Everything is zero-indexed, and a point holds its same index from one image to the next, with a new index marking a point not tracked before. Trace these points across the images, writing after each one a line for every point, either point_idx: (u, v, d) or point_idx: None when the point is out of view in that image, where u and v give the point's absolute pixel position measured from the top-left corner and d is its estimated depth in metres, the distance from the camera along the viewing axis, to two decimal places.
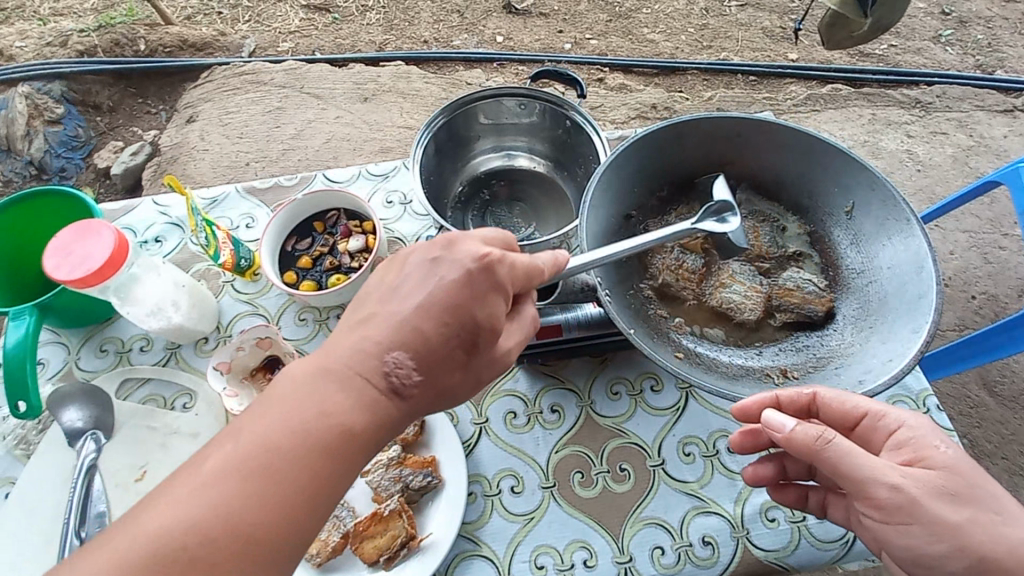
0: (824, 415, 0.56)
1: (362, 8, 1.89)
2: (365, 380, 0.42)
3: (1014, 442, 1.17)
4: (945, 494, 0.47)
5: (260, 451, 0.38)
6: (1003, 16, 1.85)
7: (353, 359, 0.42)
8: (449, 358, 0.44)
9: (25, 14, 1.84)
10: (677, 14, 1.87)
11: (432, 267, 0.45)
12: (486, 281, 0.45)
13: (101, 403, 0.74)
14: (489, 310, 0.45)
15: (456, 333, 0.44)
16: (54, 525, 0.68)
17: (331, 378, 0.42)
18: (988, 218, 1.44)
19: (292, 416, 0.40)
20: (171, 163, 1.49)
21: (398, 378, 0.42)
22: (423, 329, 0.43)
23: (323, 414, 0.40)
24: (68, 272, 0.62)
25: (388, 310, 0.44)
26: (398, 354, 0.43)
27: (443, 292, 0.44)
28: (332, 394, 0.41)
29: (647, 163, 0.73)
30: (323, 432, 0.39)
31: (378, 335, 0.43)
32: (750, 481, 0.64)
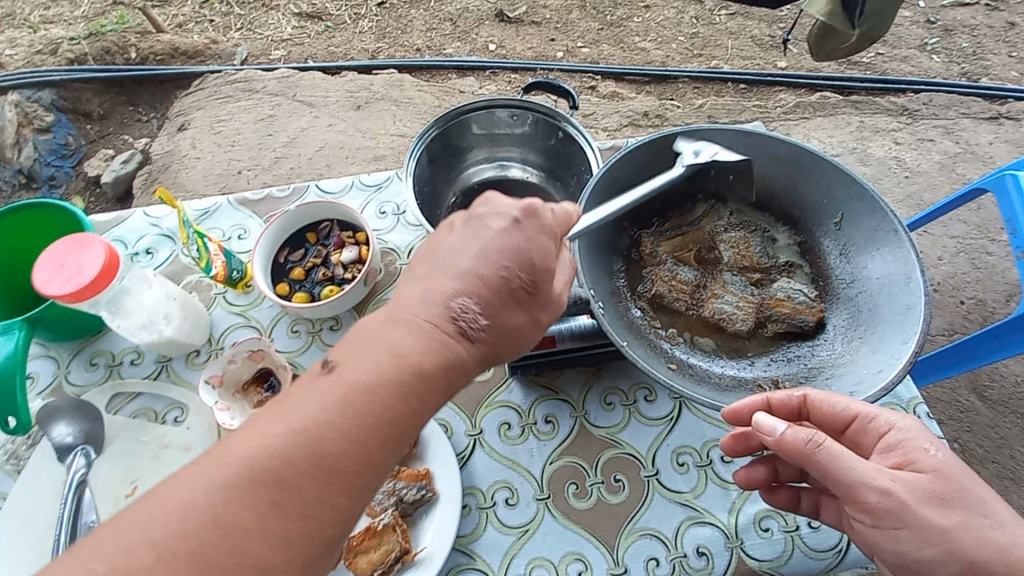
0: (815, 417, 0.56)
1: (354, 16, 1.89)
2: (434, 327, 0.42)
3: (1004, 446, 1.19)
4: (935, 498, 0.47)
5: (333, 394, 0.39)
6: (987, 24, 1.87)
7: (416, 312, 0.43)
8: (512, 299, 0.45)
9: (15, 22, 1.84)
10: (667, 22, 1.88)
11: (479, 224, 0.46)
12: (539, 227, 0.47)
13: (91, 417, 0.73)
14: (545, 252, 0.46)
15: (517, 275, 0.45)
16: (43, 542, 0.67)
17: (399, 324, 0.42)
18: (976, 223, 1.46)
19: (362, 363, 0.40)
20: (162, 171, 1.48)
21: (465, 322, 0.43)
22: (485, 276, 0.44)
23: (395, 357, 0.41)
24: (60, 286, 0.62)
25: (439, 264, 0.45)
26: (464, 300, 0.44)
27: (501, 239, 0.45)
28: (401, 338, 0.41)
29: (641, 174, 0.73)
30: (394, 376, 0.40)
31: (440, 287, 0.44)
32: (743, 484, 0.64)
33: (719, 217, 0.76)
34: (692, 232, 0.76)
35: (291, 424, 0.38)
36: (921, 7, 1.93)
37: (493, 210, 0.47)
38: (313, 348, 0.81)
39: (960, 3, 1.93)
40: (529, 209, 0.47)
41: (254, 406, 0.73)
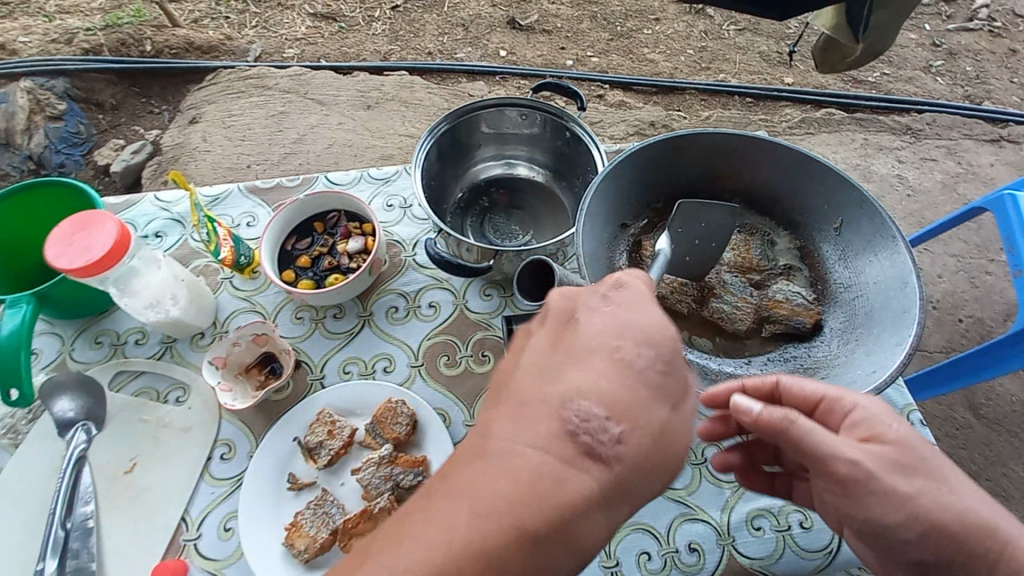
0: (787, 400, 0.56)
1: (368, 19, 1.92)
2: (550, 452, 0.37)
3: (998, 464, 1.19)
4: (899, 467, 0.48)
5: (438, 557, 0.33)
6: (990, 50, 1.90)
7: (524, 432, 0.38)
8: (640, 396, 0.40)
9: (31, 11, 1.87)
10: (677, 35, 1.91)
11: (566, 318, 0.44)
12: (633, 297, 0.44)
13: (94, 394, 0.75)
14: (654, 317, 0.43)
15: (634, 356, 0.41)
16: (38, 515, 0.68)
17: (503, 456, 0.37)
18: (976, 243, 1.47)
19: (468, 506, 0.34)
20: (172, 162, 1.50)
21: (587, 437, 0.38)
22: (593, 367, 0.41)
23: (502, 505, 0.34)
24: (69, 261, 0.63)
25: (541, 374, 0.41)
26: (580, 404, 0.39)
27: (599, 323, 0.43)
28: (509, 474, 0.36)
29: (643, 174, 0.75)
30: (507, 526, 0.34)
31: (544, 394, 0.39)
32: (719, 468, 0.65)
33: None
34: None
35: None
36: (927, 30, 1.96)
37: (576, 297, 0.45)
38: (317, 335, 0.82)
39: (965, 28, 1.96)
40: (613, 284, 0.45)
41: (256, 389, 0.74)
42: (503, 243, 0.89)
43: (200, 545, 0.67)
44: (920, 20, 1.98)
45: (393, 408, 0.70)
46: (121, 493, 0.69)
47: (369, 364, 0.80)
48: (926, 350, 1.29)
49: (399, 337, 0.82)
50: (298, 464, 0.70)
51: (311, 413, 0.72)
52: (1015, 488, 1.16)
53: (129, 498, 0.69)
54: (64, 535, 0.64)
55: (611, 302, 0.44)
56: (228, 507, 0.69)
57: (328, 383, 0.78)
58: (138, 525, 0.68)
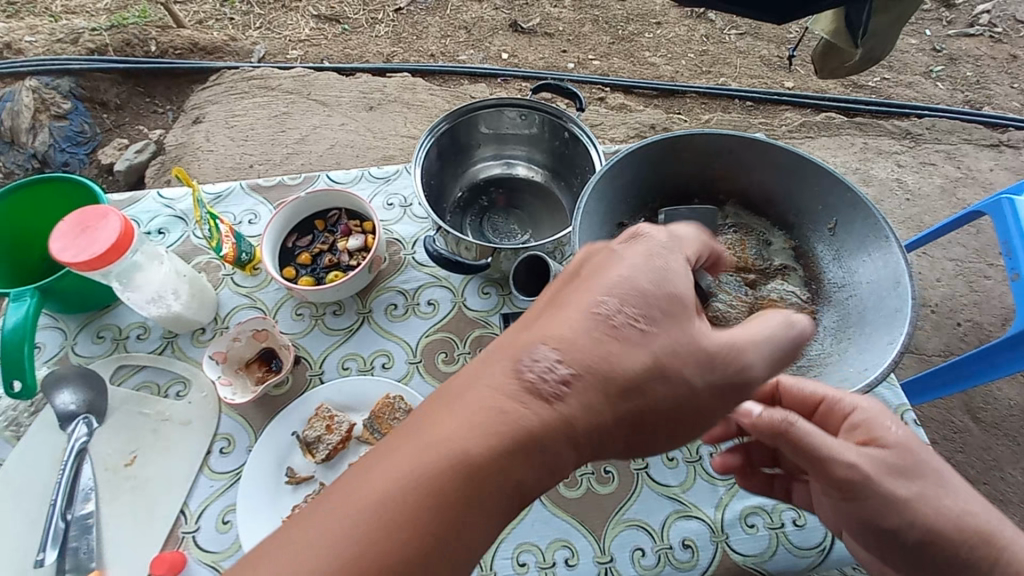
0: (784, 402, 0.57)
1: (371, 21, 1.93)
2: (509, 398, 0.36)
3: (995, 468, 1.19)
4: (896, 471, 0.49)
5: (385, 482, 0.34)
6: (990, 55, 1.91)
7: (490, 375, 0.37)
8: (618, 351, 0.38)
9: (37, 10, 1.89)
10: (678, 39, 1.92)
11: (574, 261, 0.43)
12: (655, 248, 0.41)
13: (96, 387, 0.76)
14: (660, 277, 0.40)
15: (625, 312, 0.39)
16: (39, 505, 0.69)
17: (465, 395, 0.37)
18: (975, 247, 1.48)
19: (421, 438, 0.35)
20: (176, 161, 1.51)
21: (548, 387, 0.37)
22: (578, 316, 0.39)
23: (448, 440, 0.35)
24: (75, 255, 0.64)
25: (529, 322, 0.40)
26: (548, 353, 0.37)
27: (602, 268, 0.41)
28: (465, 411, 0.36)
29: (640, 175, 0.76)
30: (455, 461, 0.34)
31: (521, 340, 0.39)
32: (718, 470, 0.65)
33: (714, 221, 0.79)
34: None
35: (335, 524, 0.33)
36: (927, 35, 1.96)
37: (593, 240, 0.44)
38: (316, 331, 0.83)
39: (965, 33, 1.96)
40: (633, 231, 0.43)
41: (256, 384, 0.75)
42: (501, 241, 0.90)
43: (199, 537, 0.68)
44: (920, 25, 1.99)
45: (391, 403, 0.71)
46: (121, 484, 0.70)
47: (368, 361, 0.80)
48: (925, 354, 1.30)
49: (398, 333, 0.83)
50: (294, 459, 0.70)
51: (308, 409, 0.73)
52: (1011, 492, 1.17)
53: (129, 489, 0.70)
54: (65, 526, 0.65)
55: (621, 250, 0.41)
56: (227, 500, 0.70)
57: (327, 378, 0.79)
58: (138, 516, 0.68)
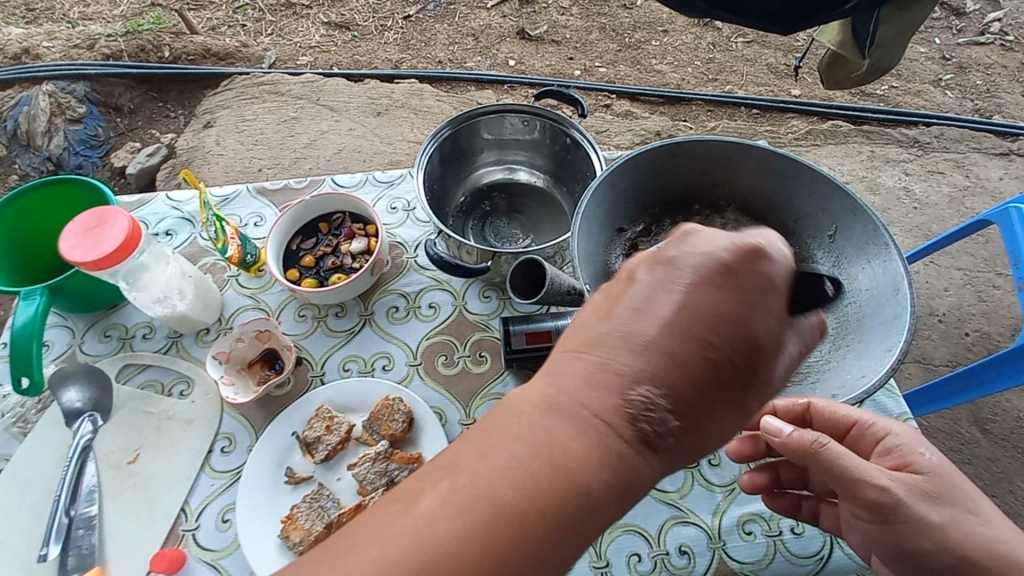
0: (816, 423, 0.60)
1: (380, 28, 1.96)
2: (617, 425, 0.34)
3: (1005, 481, 1.18)
4: (928, 496, 0.50)
5: (485, 497, 0.32)
6: (1001, 63, 1.90)
7: (593, 397, 0.34)
8: (721, 391, 0.36)
9: (56, 17, 1.93)
10: (685, 47, 1.93)
11: (671, 267, 0.37)
12: (756, 281, 0.37)
13: (102, 385, 0.77)
14: (769, 322, 0.37)
15: (730, 357, 0.36)
16: (43, 501, 0.70)
17: (571, 413, 0.34)
18: (984, 257, 1.46)
19: (524, 460, 0.32)
20: (186, 164, 1.53)
21: (655, 421, 0.34)
22: (682, 353, 0.35)
23: (556, 461, 0.32)
24: (83, 254, 0.65)
25: (626, 332, 0.36)
26: (649, 388, 0.35)
27: (709, 298, 0.36)
28: (574, 432, 0.33)
29: (638, 181, 0.76)
30: (563, 490, 0.32)
31: (623, 363, 0.35)
32: (747, 489, 0.65)
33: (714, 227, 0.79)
34: None
35: (433, 535, 0.30)
36: (937, 43, 1.96)
37: (696, 249, 0.37)
38: (319, 333, 0.84)
39: (976, 42, 1.95)
40: (748, 252, 0.37)
41: (258, 383, 0.76)
42: (503, 245, 0.91)
43: (199, 535, 0.69)
44: (930, 34, 1.98)
45: (390, 405, 0.72)
46: (124, 480, 0.71)
47: (368, 362, 0.81)
48: (932, 363, 1.29)
49: (398, 336, 0.83)
50: (294, 458, 0.71)
51: (308, 410, 0.74)
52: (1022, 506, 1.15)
53: (131, 485, 0.71)
54: (69, 523, 0.66)
55: (733, 279, 0.37)
56: (227, 499, 0.71)
57: (328, 379, 0.80)
58: (139, 512, 0.69)
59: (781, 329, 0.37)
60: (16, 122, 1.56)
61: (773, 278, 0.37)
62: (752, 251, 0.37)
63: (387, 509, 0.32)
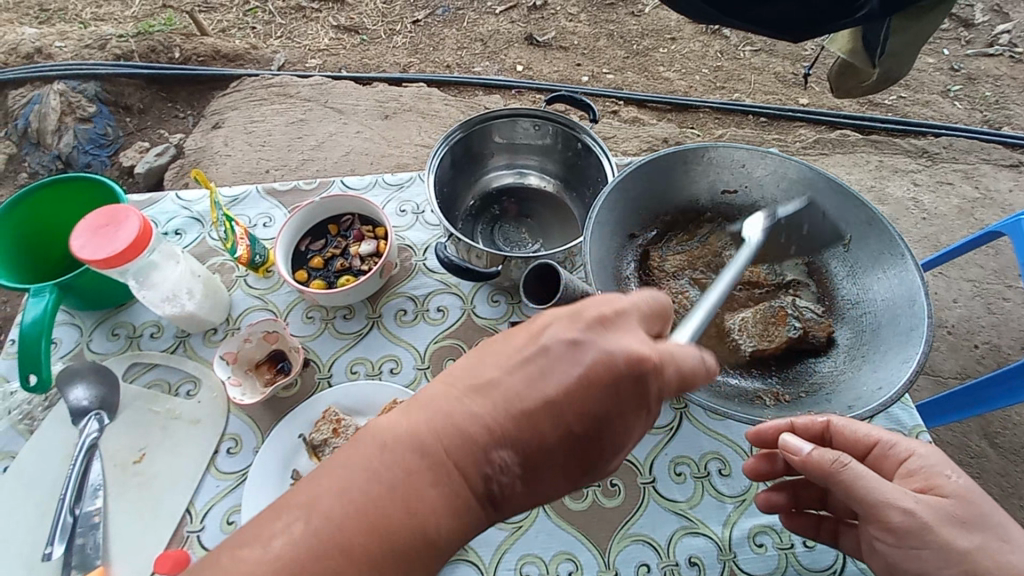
0: (838, 442, 0.58)
1: (390, 32, 1.96)
2: (464, 479, 0.37)
3: (1014, 496, 1.16)
4: (958, 521, 0.49)
5: (347, 526, 0.34)
6: (1011, 75, 1.89)
7: (455, 444, 0.37)
8: (564, 470, 0.39)
9: (68, 17, 1.94)
10: (693, 54, 1.93)
11: (576, 352, 0.39)
12: (636, 392, 0.39)
13: (109, 384, 0.77)
14: (626, 428, 0.40)
15: (579, 443, 0.39)
16: (48, 500, 0.69)
17: (428, 461, 0.37)
18: (992, 268, 1.45)
19: (380, 503, 0.35)
20: (194, 165, 1.53)
21: (501, 482, 0.38)
22: (543, 432, 0.38)
23: (407, 505, 0.36)
24: (92, 252, 0.65)
25: (504, 393, 0.38)
26: (506, 453, 0.38)
27: (588, 394, 0.38)
28: (429, 479, 0.36)
29: (654, 187, 0.77)
30: (410, 530, 0.35)
31: (488, 420, 0.38)
32: (763, 507, 0.65)
33: (727, 235, 0.78)
34: (699, 247, 0.78)
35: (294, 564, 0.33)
36: (945, 54, 1.95)
37: (603, 343, 0.39)
38: (327, 335, 0.83)
39: (984, 53, 1.95)
40: (644, 366, 0.39)
41: (264, 385, 0.76)
42: (512, 249, 0.90)
43: (203, 537, 0.68)
44: (938, 45, 1.98)
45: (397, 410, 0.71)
46: (129, 480, 0.71)
47: (376, 365, 0.81)
48: (941, 376, 1.28)
49: (407, 339, 0.83)
50: (300, 461, 0.71)
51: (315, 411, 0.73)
52: None
53: (136, 485, 0.71)
54: (73, 522, 0.66)
55: (618, 385, 0.38)
56: (231, 501, 0.70)
57: (335, 381, 0.79)
58: (144, 511, 0.69)
59: (636, 433, 0.41)
60: (27, 121, 1.58)
61: (649, 392, 0.40)
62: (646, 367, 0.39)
63: (254, 548, 0.34)
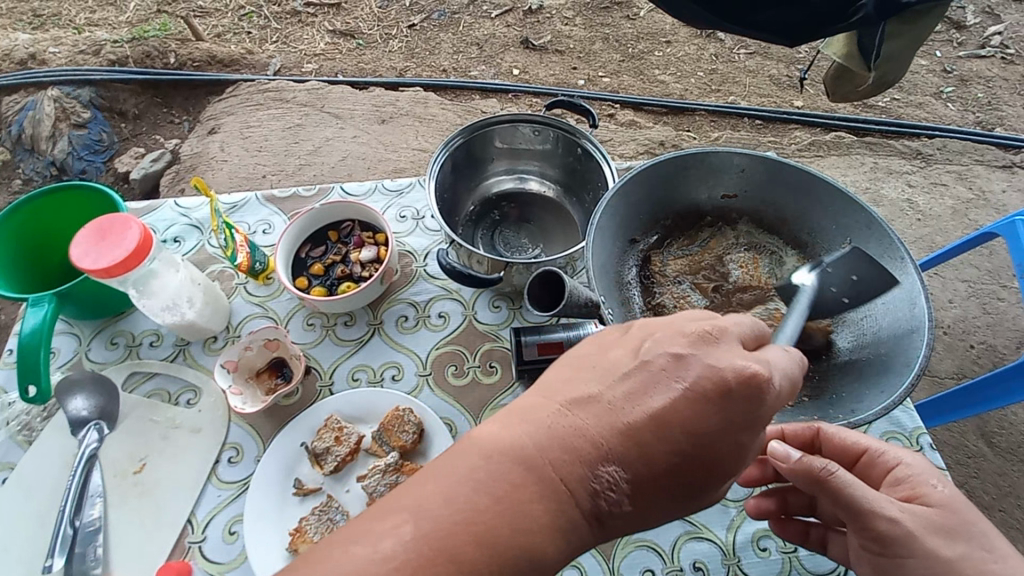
0: (827, 449, 0.58)
1: (385, 36, 1.96)
2: (573, 495, 0.36)
3: (1012, 495, 1.17)
4: (940, 529, 0.48)
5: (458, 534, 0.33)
6: (1003, 76, 1.91)
7: (563, 462, 0.36)
8: (673, 487, 0.38)
9: (62, 23, 1.93)
10: (688, 58, 1.93)
11: (679, 366, 0.39)
12: (746, 411, 0.38)
13: (109, 393, 0.77)
14: (735, 446, 0.38)
15: (688, 461, 0.38)
16: (47, 514, 0.68)
17: (535, 473, 0.35)
18: (987, 269, 1.46)
19: (487, 515, 0.34)
20: (189, 170, 1.52)
21: (609, 499, 0.37)
22: (652, 446, 0.37)
23: (515, 519, 0.34)
24: (94, 261, 0.64)
25: (612, 406, 0.38)
26: (614, 468, 0.37)
27: (696, 411, 0.37)
28: (536, 492, 0.35)
29: (653, 192, 0.77)
30: (518, 547, 0.33)
31: (595, 434, 0.37)
32: (752, 513, 0.65)
33: (726, 239, 0.79)
34: (700, 252, 0.79)
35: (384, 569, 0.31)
36: (938, 56, 1.97)
37: (708, 357, 0.39)
38: (327, 342, 0.83)
39: (976, 55, 1.97)
40: (753, 382, 0.38)
41: (264, 394, 0.75)
42: (513, 255, 0.90)
43: (205, 548, 0.68)
44: (931, 46, 1.99)
45: (400, 416, 0.71)
46: (129, 490, 0.70)
47: (377, 372, 0.80)
48: (938, 376, 1.28)
49: (407, 345, 0.83)
50: (303, 469, 0.70)
51: (317, 419, 0.73)
52: None
53: (136, 496, 0.70)
54: (73, 533, 0.66)
55: (727, 401, 0.38)
56: (233, 511, 0.70)
57: (336, 389, 0.79)
58: (144, 521, 0.69)
59: (747, 452, 0.39)
60: (20, 127, 1.57)
61: (761, 414, 0.38)
62: (755, 384, 0.38)
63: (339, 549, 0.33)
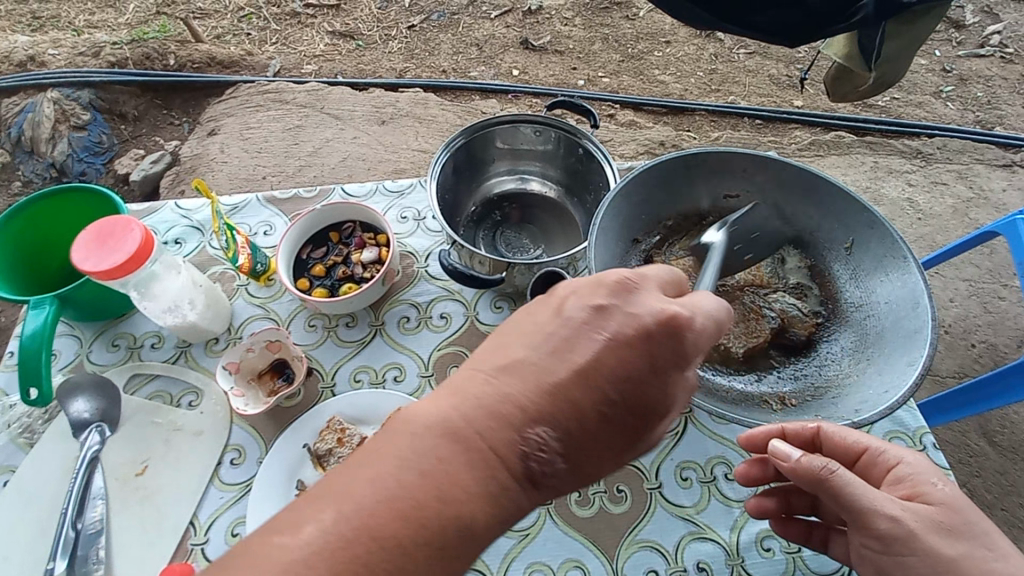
0: (826, 448, 0.58)
1: (385, 37, 1.96)
2: (502, 459, 0.35)
3: (1014, 494, 1.17)
4: (942, 529, 0.48)
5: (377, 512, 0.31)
6: (1002, 75, 1.91)
7: (490, 429, 0.35)
8: (607, 439, 0.39)
9: (61, 25, 1.93)
10: (687, 58, 1.93)
11: (600, 317, 0.40)
12: (670, 352, 0.40)
13: (111, 396, 0.76)
14: (663, 386, 0.40)
15: (618, 410, 0.39)
16: (49, 519, 0.68)
17: (461, 443, 0.34)
18: (988, 267, 1.46)
19: (410, 490, 0.32)
20: (189, 172, 1.52)
21: (540, 460, 0.36)
22: (581, 400, 0.38)
23: (440, 489, 0.33)
24: (95, 263, 0.64)
25: (538, 371, 0.38)
26: (544, 429, 0.37)
27: (621, 358, 0.38)
28: (461, 461, 0.34)
29: (655, 192, 0.77)
30: (443, 516, 0.32)
31: (523, 400, 0.37)
32: (754, 513, 0.64)
33: None
34: None
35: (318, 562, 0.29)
36: (937, 56, 1.97)
37: (626, 306, 0.40)
38: (330, 344, 0.83)
39: (976, 54, 1.97)
40: (672, 323, 0.40)
41: (267, 395, 0.75)
42: (514, 255, 0.90)
43: (208, 550, 0.67)
44: (931, 46, 1.99)
45: None
46: (132, 493, 0.70)
47: (380, 373, 0.80)
48: (940, 376, 1.28)
49: (410, 346, 0.83)
50: (304, 471, 0.70)
51: (319, 421, 0.73)
52: None
53: (138, 501, 0.70)
54: (76, 536, 0.65)
55: (650, 344, 0.39)
56: (236, 512, 0.70)
57: (338, 391, 0.79)
58: (146, 523, 0.68)
59: (675, 395, 0.41)
60: (21, 129, 1.57)
61: (682, 353, 0.40)
62: (674, 323, 0.40)
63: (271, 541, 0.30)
